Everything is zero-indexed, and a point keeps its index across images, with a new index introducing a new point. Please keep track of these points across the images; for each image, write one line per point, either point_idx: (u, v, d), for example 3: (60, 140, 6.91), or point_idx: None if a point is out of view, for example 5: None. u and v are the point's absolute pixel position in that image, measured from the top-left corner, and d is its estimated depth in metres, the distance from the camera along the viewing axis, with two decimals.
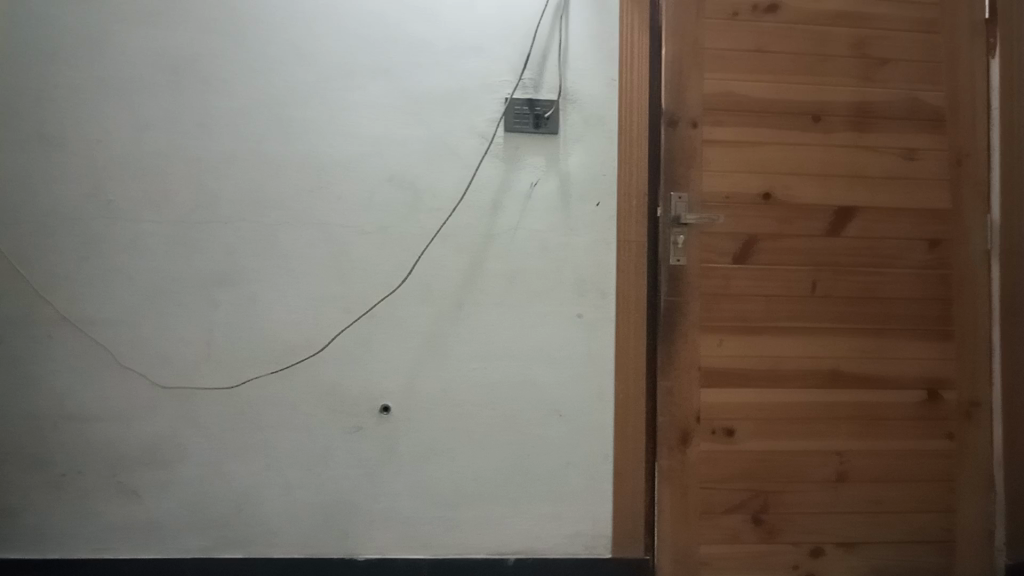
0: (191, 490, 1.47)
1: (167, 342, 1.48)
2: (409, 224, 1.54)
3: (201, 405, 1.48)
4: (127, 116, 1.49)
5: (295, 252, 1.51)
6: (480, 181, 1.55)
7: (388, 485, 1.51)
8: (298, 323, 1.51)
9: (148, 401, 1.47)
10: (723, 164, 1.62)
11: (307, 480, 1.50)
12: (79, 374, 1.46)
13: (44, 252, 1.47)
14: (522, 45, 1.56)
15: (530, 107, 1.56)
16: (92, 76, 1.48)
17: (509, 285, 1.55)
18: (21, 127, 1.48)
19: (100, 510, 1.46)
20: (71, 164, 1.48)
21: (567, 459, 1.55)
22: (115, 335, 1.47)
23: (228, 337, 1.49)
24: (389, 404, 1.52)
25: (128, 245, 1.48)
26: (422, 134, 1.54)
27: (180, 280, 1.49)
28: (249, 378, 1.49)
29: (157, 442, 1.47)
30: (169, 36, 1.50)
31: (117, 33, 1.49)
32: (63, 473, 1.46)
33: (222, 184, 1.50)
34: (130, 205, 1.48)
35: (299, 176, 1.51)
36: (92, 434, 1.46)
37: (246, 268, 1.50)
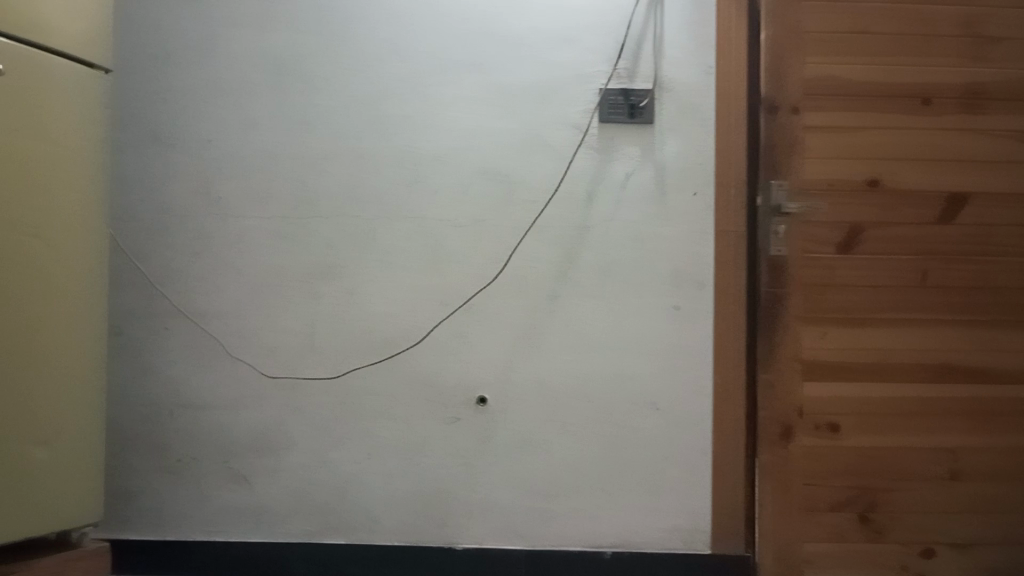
0: (297, 477, 1.52)
1: (273, 333, 1.53)
2: (503, 217, 1.54)
3: (306, 395, 1.53)
4: (234, 116, 1.55)
5: (392, 246, 1.54)
6: (575, 173, 1.55)
7: (484, 476, 1.53)
8: (397, 315, 1.54)
9: (256, 391, 1.53)
10: (825, 151, 1.57)
11: (407, 469, 1.53)
12: (192, 364, 1.53)
13: (160, 248, 1.55)
14: (616, 35, 1.55)
15: (624, 97, 1.54)
16: (202, 78, 1.55)
17: (603, 277, 1.55)
18: (138, 129, 1.56)
19: (212, 494, 1.53)
20: (183, 163, 1.55)
21: (664, 453, 1.53)
22: (225, 327, 1.53)
23: (330, 328, 1.54)
24: (485, 395, 1.54)
25: (236, 240, 1.54)
26: (515, 127, 1.55)
27: (285, 273, 1.54)
28: (350, 369, 1.53)
29: (265, 430, 1.53)
30: (272, 38, 1.55)
31: (224, 36, 1.55)
32: (178, 458, 1.53)
33: (324, 179, 1.54)
34: (238, 202, 1.54)
35: (396, 171, 1.54)
36: (204, 422, 1.53)
37: (347, 262, 1.54)
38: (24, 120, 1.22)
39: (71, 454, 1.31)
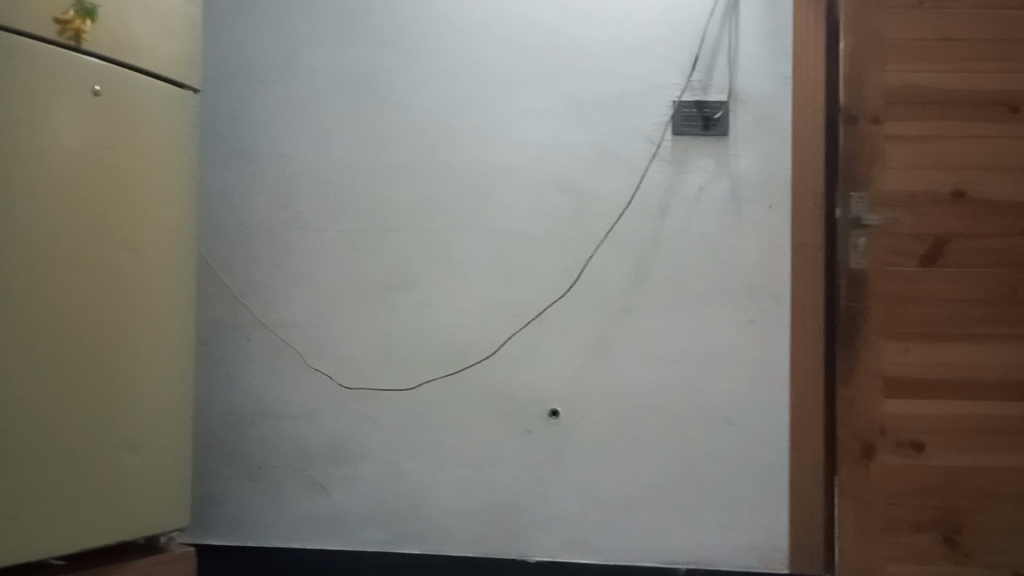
0: (372, 486, 1.55)
1: (349, 345, 1.56)
2: (575, 230, 1.55)
3: (380, 405, 1.55)
4: (313, 132, 1.59)
5: (466, 259, 1.56)
6: (648, 185, 1.54)
7: (557, 489, 1.53)
8: (469, 327, 1.55)
9: (332, 401, 1.56)
10: (908, 161, 1.53)
11: (480, 480, 1.54)
12: (272, 374, 1.57)
13: (243, 260, 1.59)
14: (690, 47, 1.54)
15: (698, 109, 1.53)
16: (283, 96, 1.60)
17: (676, 290, 1.54)
18: (222, 146, 1.61)
19: (290, 501, 1.56)
20: (264, 179, 1.59)
21: (739, 468, 1.51)
22: (304, 338, 1.57)
23: (405, 340, 1.56)
24: (557, 408, 1.54)
25: (315, 254, 1.58)
26: (587, 139, 1.55)
27: (361, 285, 1.57)
28: (425, 381, 1.55)
29: (341, 439, 1.55)
30: (350, 55, 1.58)
31: (304, 54, 1.59)
32: (259, 466, 1.57)
33: (399, 193, 1.57)
34: (316, 216, 1.58)
35: (470, 185, 1.56)
36: (283, 431, 1.56)
37: (422, 274, 1.56)
38: (119, 138, 1.29)
39: (160, 460, 1.35)
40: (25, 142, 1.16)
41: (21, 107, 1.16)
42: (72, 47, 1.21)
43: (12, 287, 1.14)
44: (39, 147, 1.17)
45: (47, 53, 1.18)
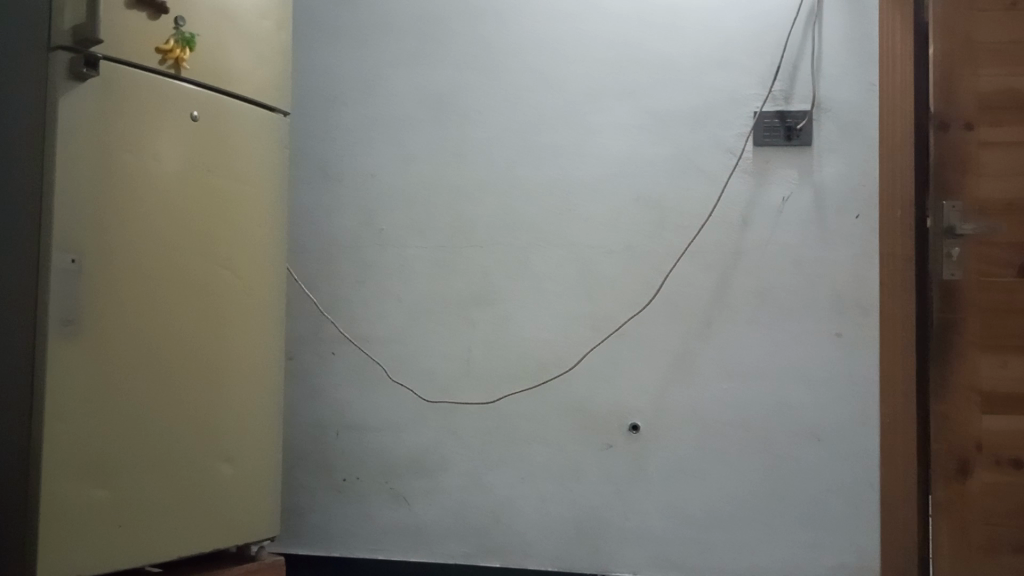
0: (454, 498, 1.56)
1: (431, 359, 1.58)
2: (655, 242, 1.54)
3: (462, 418, 1.57)
4: (396, 151, 1.62)
5: (545, 273, 1.57)
6: (730, 196, 1.53)
7: (639, 504, 1.51)
8: (549, 341, 1.56)
9: (415, 414, 1.58)
10: (1005, 167, 1.46)
11: (560, 494, 1.53)
12: (357, 387, 1.61)
13: (329, 276, 1.64)
14: (771, 57, 1.53)
15: (781, 119, 1.51)
16: (367, 116, 1.64)
17: (760, 303, 1.51)
18: (309, 166, 1.66)
19: (375, 513, 1.59)
20: (349, 197, 1.64)
21: (828, 486, 1.47)
22: (387, 352, 1.60)
23: (486, 354, 1.57)
24: (639, 422, 1.53)
25: (397, 270, 1.61)
26: (668, 152, 1.55)
27: (442, 300, 1.59)
28: (505, 394, 1.56)
29: (423, 452, 1.58)
30: (431, 75, 1.62)
31: (387, 76, 1.63)
32: (344, 477, 1.60)
33: (479, 209, 1.59)
34: (399, 233, 1.61)
35: (549, 199, 1.57)
36: (368, 443, 1.60)
37: (502, 288, 1.58)
38: (213, 160, 1.34)
39: (253, 471, 1.40)
40: (128, 166, 1.22)
41: (125, 134, 1.22)
42: (172, 75, 1.28)
43: (118, 306, 1.20)
44: (141, 170, 1.23)
45: (147, 81, 1.24)
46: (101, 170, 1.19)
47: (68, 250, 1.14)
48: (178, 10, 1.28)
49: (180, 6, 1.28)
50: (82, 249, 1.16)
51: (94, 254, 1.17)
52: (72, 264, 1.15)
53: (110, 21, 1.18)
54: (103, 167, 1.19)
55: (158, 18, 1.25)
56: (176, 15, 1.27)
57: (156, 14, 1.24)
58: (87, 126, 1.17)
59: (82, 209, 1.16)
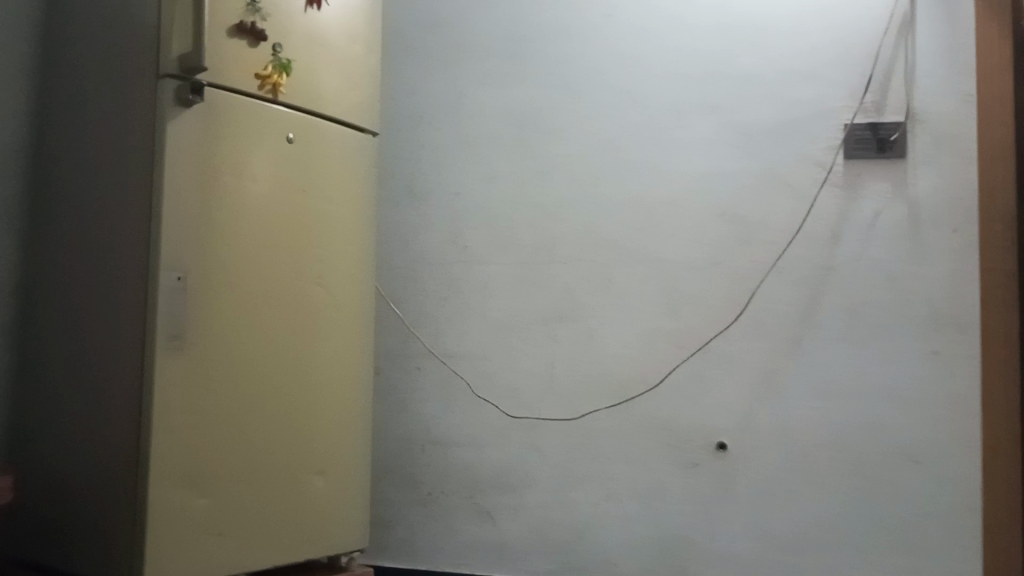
0: (538, 515, 1.56)
1: (513, 375, 1.59)
2: (742, 258, 1.52)
3: (546, 434, 1.57)
4: (480, 169, 1.64)
5: (629, 290, 1.56)
6: (820, 211, 1.50)
7: (726, 524, 1.49)
8: (633, 358, 1.55)
9: (498, 430, 1.59)
10: None
11: (645, 513, 1.52)
12: (441, 403, 1.62)
13: (413, 292, 1.66)
14: (862, 68, 1.50)
15: (872, 132, 1.48)
16: (452, 135, 1.67)
17: (851, 319, 1.47)
18: (395, 183, 1.69)
19: (459, 527, 1.59)
20: (434, 214, 1.66)
21: (926, 509, 1.42)
22: (470, 367, 1.61)
23: (570, 370, 1.57)
24: (726, 441, 1.50)
25: (481, 286, 1.62)
26: (754, 166, 1.53)
27: (525, 316, 1.60)
28: (589, 411, 1.55)
29: (507, 468, 1.58)
30: (515, 93, 1.64)
31: (471, 95, 1.66)
32: (429, 492, 1.61)
33: (561, 226, 1.60)
34: (483, 250, 1.63)
35: (632, 216, 1.57)
36: (452, 458, 1.61)
37: (585, 304, 1.58)
38: (306, 180, 1.38)
39: (344, 484, 1.43)
40: (229, 187, 1.27)
41: (226, 156, 1.27)
42: (269, 99, 1.33)
43: (219, 320, 1.25)
44: (240, 191, 1.28)
45: (247, 106, 1.30)
46: (204, 192, 1.24)
47: (174, 268, 1.20)
48: (276, 36, 1.33)
49: (277, 33, 1.33)
50: (186, 267, 1.21)
51: (197, 272, 1.23)
52: (177, 282, 1.20)
53: (216, 50, 1.25)
54: (206, 189, 1.24)
55: (257, 45, 1.30)
56: (275, 42, 1.33)
57: (256, 41, 1.30)
58: (192, 150, 1.23)
59: (186, 229, 1.22)
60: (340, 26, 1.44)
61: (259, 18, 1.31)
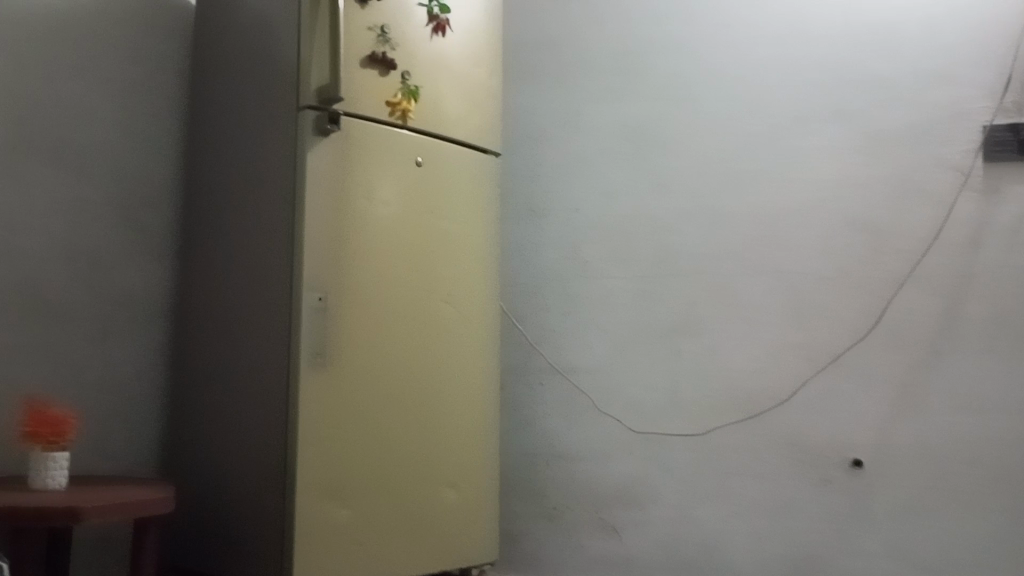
0: (664, 531, 1.54)
1: (636, 390, 1.58)
2: (874, 269, 1.48)
3: (671, 450, 1.55)
4: (599, 185, 1.66)
5: (754, 302, 1.53)
6: (958, 217, 1.45)
7: (862, 544, 1.43)
8: (760, 372, 1.52)
9: (622, 445, 1.58)
10: None
11: (776, 530, 1.48)
12: (563, 417, 1.62)
13: (535, 309, 1.67)
14: (1001, 68, 1.45)
15: (1014, 133, 1.43)
16: (570, 152, 1.69)
17: (995, 330, 1.41)
18: (517, 203, 1.71)
19: (585, 542, 1.58)
20: (553, 231, 1.68)
21: None
22: (593, 382, 1.61)
23: (694, 385, 1.55)
24: (860, 458, 1.45)
25: (601, 301, 1.63)
26: (885, 172, 1.49)
27: (646, 331, 1.59)
28: (715, 427, 1.53)
29: (631, 483, 1.56)
30: (633, 108, 1.65)
31: (587, 113, 1.68)
32: (554, 506, 1.60)
33: (682, 239, 1.59)
34: (602, 265, 1.63)
35: (756, 227, 1.55)
36: (576, 473, 1.60)
37: (708, 318, 1.56)
38: (433, 202, 1.43)
39: (476, 497, 1.45)
40: (363, 211, 1.33)
41: (360, 181, 1.33)
42: (399, 125, 1.38)
43: (357, 339, 1.30)
44: (373, 214, 1.34)
45: (379, 132, 1.35)
46: (341, 216, 1.30)
47: (315, 289, 1.26)
48: (404, 65, 1.38)
49: (406, 62, 1.39)
50: (326, 288, 1.28)
51: (336, 292, 1.29)
52: (319, 302, 1.26)
53: (351, 81, 1.32)
54: (343, 212, 1.30)
55: (388, 74, 1.36)
56: (404, 70, 1.38)
57: (386, 70, 1.36)
58: (330, 176, 1.29)
59: (326, 251, 1.28)
60: (464, 52, 1.49)
61: (389, 48, 1.37)
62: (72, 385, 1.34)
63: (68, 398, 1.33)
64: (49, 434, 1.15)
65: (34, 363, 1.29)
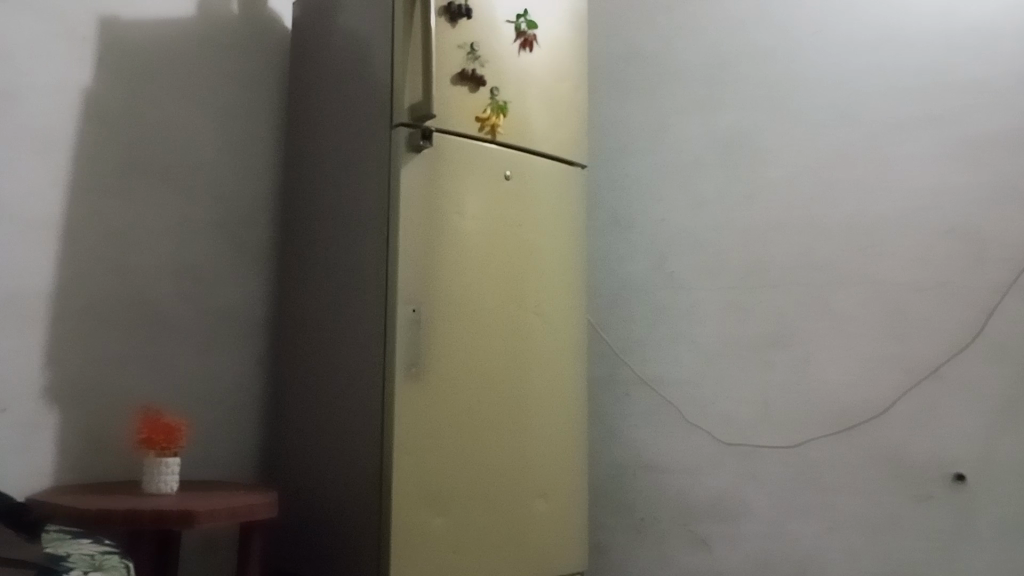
0: (757, 545, 1.51)
1: (726, 402, 1.57)
2: (974, 279, 1.43)
3: (763, 463, 1.53)
4: (687, 196, 1.66)
5: (849, 313, 1.50)
6: None
7: (966, 563, 1.38)
8: (855, 385, 1.49)
9: (712, 457, 1.56)
10: None
11: (875, 547, 1.44)
12: (652, 429, 1.62)
13: (622, 321, 1.68)
14: None
15: None
16: (656, 164, 1.70)
17: None
18: (603, 214, 1.73)
19: (674, 555, 1.57)
20: (640, 243, 1.69)
21: None
22: (681, 394, 1.60)
23: (786, 397, 1.53)
24: (963, 472, 1.40)
25: (689, 312, 1.62)
26: (986, 178, 1.45)
27: (736, 342, 1.58)
28: (808, 440, 1.50)
29: (722, 496, 1.55)
30: (721, 119, 1.65)
31: (673, 126, 1.69)
32: (642, 517, 1.60)
33: (772, 250, 1.57)
34: (690, 276, 1.63)
35: (849, 237, 1.52)
36: (665, 484, 1.59)
37: (800, 329, 1.53)
38: (522, 215, 1.45)
39: (565, 507, 1.46)
40: (454, 225, 1.35)
41: (451, 195, 1.35)
42: (488, 140, 1.41)
43: (450, 349, 1.33)
44: (463, 227, 1.36)
45: (469, 147, 1.38)
46: (433, 229, 1.33)
47: (410, 301, 1.29)
48: (494, 81, 1.41)
49: (495, 78, 1.42)
50: (421, 300, 1.30)
51: (430, 304, 1.31)
52: (414, 313, 1.29)
53: (443, 99, 1.35)
54: (436, 226, 1.33)
55: (477, 90, 1.39)
56: (493, 86, 1.41)
57: (476, 87, 1.39)
58: (422, 190, 1.32)
59: (419, 264, 1.31)
60: (549, 66, 1.51)
61: (478, 65, 1.40)
62: (182, 394, 1.40)
63: (178, 407, 1.40)
64: (162, 441, 1.21)
65: (146, 373, 1.36)
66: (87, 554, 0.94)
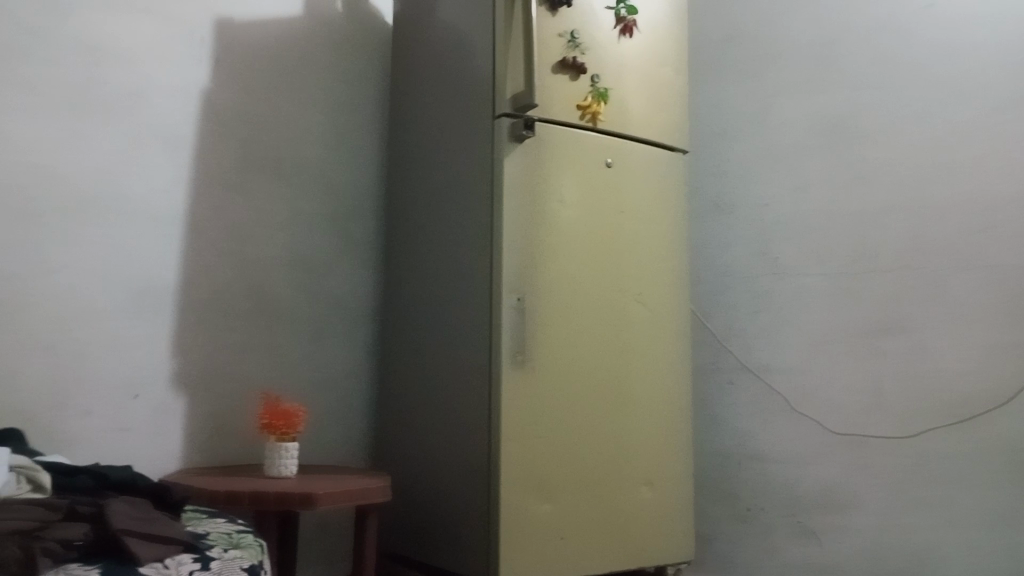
0: (870, 538, 1.47)
1: (835, 390, 1.53)
2: None
3: (875, 453, 1.48)
4: (791, 179, 1.62)
5: (968, 299, 1.44)
6: None
7: None
8: (975, 373, 1.42)
9: (821, 447, 1.53)
10: None
11: (997, 542, 1.38)
12: (756, 418, 1.59)
13: (723, 308, 1.65)
14: None
15: None
16: (757, 147, 1.66)
17: None
18: (704, 199, 1.71)
19: (782, 546, 1.54)
20: (742, 228, 1.66)
21: None
22: (787, 382, 1.57)
23: (900, 385, 1.48)
24: None
25: (794, 299, 1.58)
26: None
27: (845, 329, 1.53)
28: (924, 429, 1.45)
29: (832, 486, 1.51)
30: (827, 99, 1.60)
31: (775, 107, 1.65)
32: (748, 507, 1.58)
33: (884, 234, 1.52)
34: (796, 262, 1.59)
35: (967, 219, 1.46)
36: (771, 474, 1.56)
37: (914, 315, 1.48)
38: (621, 202, 1.44)
39: (670, 495, 1.45)
40: (554, 213, 1.36)
41: (551, 184, 1.36)
42: (588, 128, 1.41)
43: (552, 337, 1.33)
44: (563, 215, 1.37)
45: (568, 136, 1.38)
46: (535, 218, 1.33)
47: (514, 290, 1.30)
48: (594, 68, 1.41)
49: (596, 66, 1.41)
50: (524, 288, 1.31)
51: (533, 292, 1.32)
52: (517, 302, 1.30)
53: (545, 88, 1.35)
54: (538, 215, 1.34)
55: (579, 78, 1.39)
56: (594, 73, 1.40)
57: (577, 75, 1.38)
58: (523, 180, 1.32)
59: (522, 253, 1.31)
60: (648, 51, 1.49)
61: (579, 53, 1.39)
62: (295, 381, 1.46)
63: (293, 394, 1.45)
64: (282, 426, 1.26)
65: (263, 361, 1.41)
66: (225, 533, 0.99)
